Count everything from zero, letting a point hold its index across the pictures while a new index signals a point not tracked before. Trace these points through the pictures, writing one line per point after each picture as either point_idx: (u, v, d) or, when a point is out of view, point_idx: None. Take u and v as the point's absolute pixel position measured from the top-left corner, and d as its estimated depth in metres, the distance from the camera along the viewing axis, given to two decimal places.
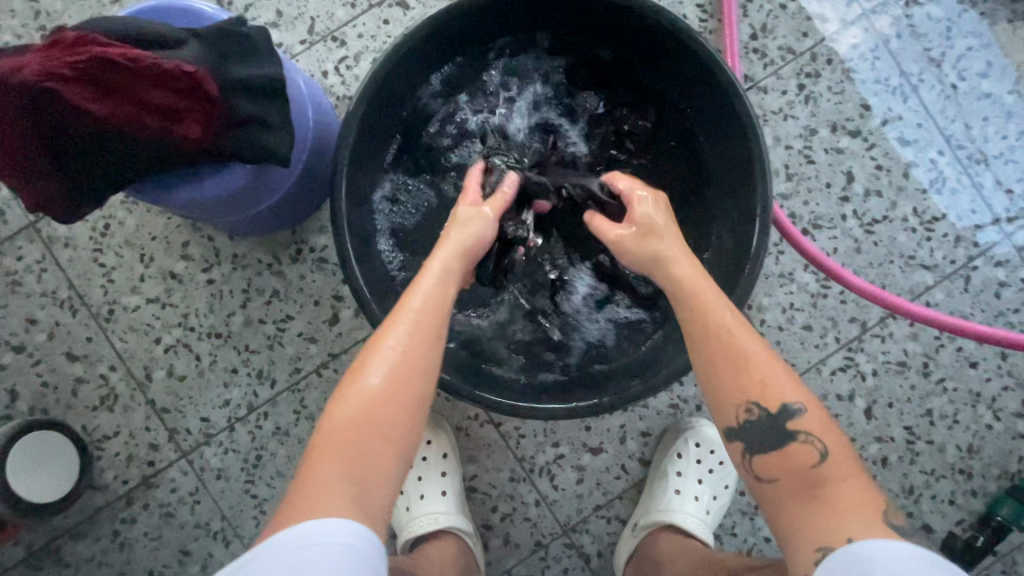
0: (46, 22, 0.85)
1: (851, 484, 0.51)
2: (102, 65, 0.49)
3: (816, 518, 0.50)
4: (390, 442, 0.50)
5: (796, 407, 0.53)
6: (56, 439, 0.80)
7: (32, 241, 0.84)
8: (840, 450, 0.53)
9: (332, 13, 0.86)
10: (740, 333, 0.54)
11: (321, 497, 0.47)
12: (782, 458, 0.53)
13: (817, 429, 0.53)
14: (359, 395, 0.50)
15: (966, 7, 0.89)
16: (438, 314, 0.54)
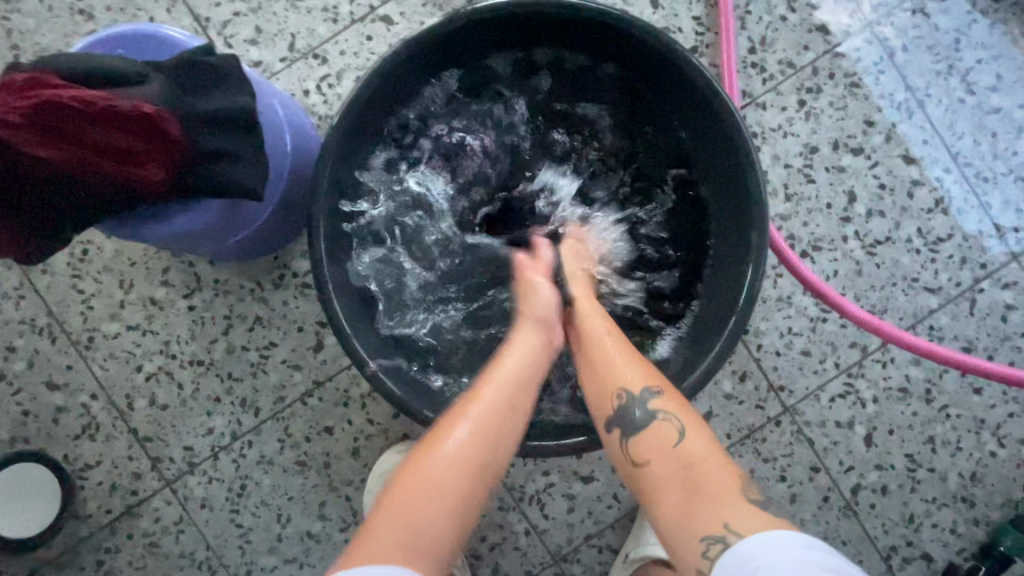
0: (18, 41, 0.82)
1: (720, 466, 0.53)
2: (54, 108, 0.47)
3: (677, 500, 0.52)
4: (463, 491, 0.51)
5: (651, 392, 0.57)
6: (24, 475, 0.79)
7: (9, 267, 0.82)
8: (703, 435, 0.55)
9: (313, 29, 0.82)
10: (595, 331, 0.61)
11: (384, 532, 0.49)
12: (648, 443, 0.55)
13: (678, 413, 0.56)
14: (447, 452, 0.52)
15: (976, 17, 0.85)
16: (520, 387, 0.56)
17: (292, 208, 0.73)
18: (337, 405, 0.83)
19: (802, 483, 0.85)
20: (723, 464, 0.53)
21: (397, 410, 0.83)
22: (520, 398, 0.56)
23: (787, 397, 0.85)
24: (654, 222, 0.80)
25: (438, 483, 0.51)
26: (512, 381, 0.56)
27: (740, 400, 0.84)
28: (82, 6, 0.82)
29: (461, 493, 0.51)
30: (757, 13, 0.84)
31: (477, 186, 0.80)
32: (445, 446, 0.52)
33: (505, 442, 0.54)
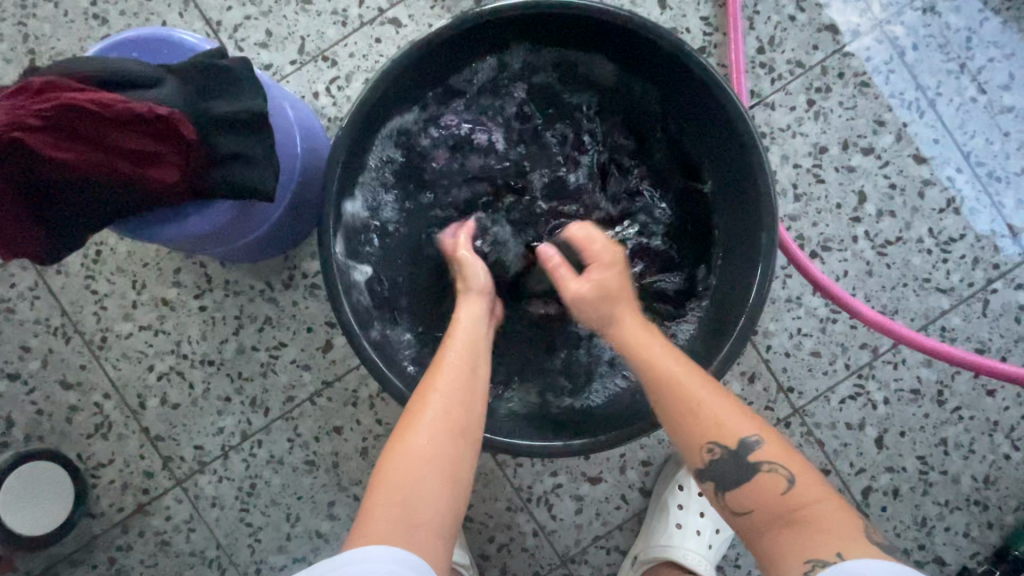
0: (34, 46, 0.83)
1: (831, 510, 0.51)
2: (71, 111, 0.48)
3: (784, 546, 0.50)
4: (439, 471, 0.52)
5: (751, 440, 0.54)
6: (33, 475, 0.79)
7: (25, 268, 0.83)
8: (809, 476, 0.53)
9: (322, 32, 0.83)
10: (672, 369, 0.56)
11: (374, 525, 0.49)
12: (753, 490, 0.53)
13: (780, 457, 0.53)
14: (420, 435, 0.53)
15: (988, 15, 0.85)
16: (473, 357, 0.59)
17: (301, 210, 0.74)
18: (346, 405, 0.84)
19: None
20: (836, 510, 0.51)
21: (405, 411, 0.84)
22: (472, 352, 0.59)
23: (797, 398, 0.84)
24: (663, 223, 0.79)
25: (417, 450, 0.52)
26: (465, 351, 0.59)
27: (749, 401, 0.84)
28: (97, 10, 0.83)
29: (443, 458, 0.53)
30: (765, 13, 0.84)
31: (485, 188, 0.80)
32: (420, 415, 0.54)
33: (473, 398, 0.56)
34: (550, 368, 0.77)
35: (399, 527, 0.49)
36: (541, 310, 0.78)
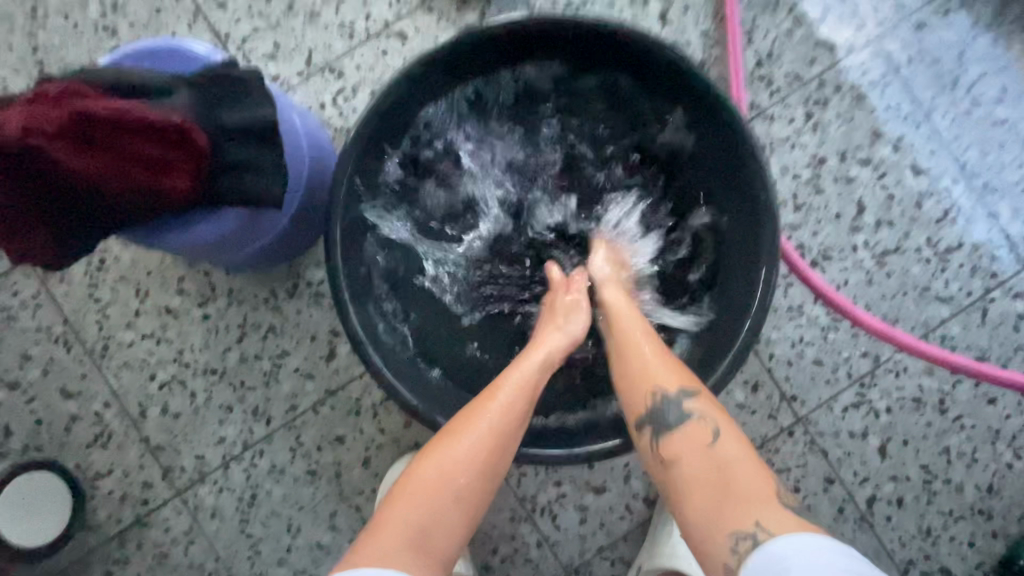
0: (44, 58, 0.84)
1: (752, 465, 0.53)
2: (88, 120, 0.48)
3: (711, 495, 0.51)
4: (468, 492, 0.53)
5: (685, 390, 0.58)
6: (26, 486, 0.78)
7: (27, 276, 0.83)
8: (736, 437, 0.55)
9: (329, 44, 0.85)
10: (631, 332, 0.63)
11: (389, 535, 0.50)
12: (680, 439, 0.56)
13: (720, 422, 0.56)
14: (456, 448, 0.54)
15: (979, 31, 0.87)
16: (531, 389, 0.59)
17: (308, 219, 0.75)
18: (349, 414, 0.83)
19: (817, 494, 0.84)
20: (756, 471, 0.53)
21: (408, 419, 0.83)
22: (536, 387, 0.59)
23: (800, 407, 0.84)
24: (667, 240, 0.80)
25: (448, 470, 0.53)
26: (525, 384, 0.59)
27: (752, 409, 0.84)
28: (106, 23, 0.85)
29: (471, 492, 0.53)
30: (764, 28, 0.86)
31: (489, 198, 0.81)
32: (464, 440, 0.54)
33: (520, 428, 0.57)
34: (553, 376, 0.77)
35: (411, 549, 0.50)
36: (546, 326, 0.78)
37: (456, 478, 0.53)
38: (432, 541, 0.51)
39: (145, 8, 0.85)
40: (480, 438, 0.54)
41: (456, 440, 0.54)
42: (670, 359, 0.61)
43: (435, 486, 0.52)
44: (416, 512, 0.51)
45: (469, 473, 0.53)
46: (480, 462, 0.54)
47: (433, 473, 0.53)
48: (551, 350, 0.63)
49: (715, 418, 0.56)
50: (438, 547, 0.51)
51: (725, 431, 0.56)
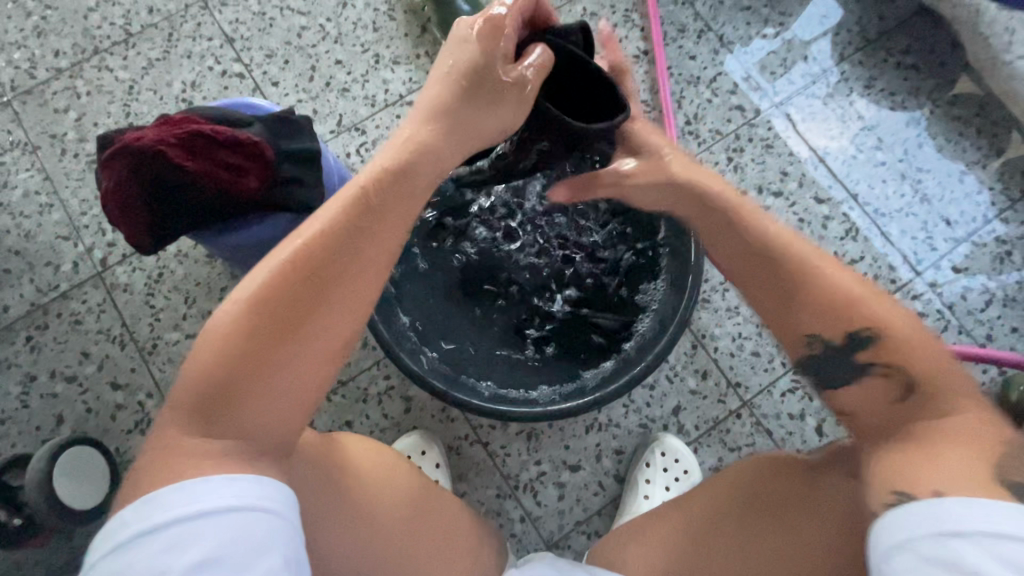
0: (134, 121, 1.09)
1: (962, 417, 0.49)
2: (198, 136, 0.70)
3: (905, 455, 0.48)
4: (264, 370, 0.48)
5: (866, 336, 0.53)
6: (72, 455, 0.87)
7: (97, 287, 1.01)
8: (937, 385, 0.50)
9: (356, 110, 1.10)
10: (808, 258, 0.55)
11: (183, 449, 0.46)
12: (862, 392, 0.54)
13: (903, 361, 0.52)
14: (230, 335, 0.48)
15: (855, 99, 1.14)
16: (314, 252, 0.52)
17: None
18: (358, 401, 0.97)
19: None
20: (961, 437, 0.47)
21: (409, 405, 0.97)
22: (325, 247, 0.53)
23: (744, 392, 0.98)
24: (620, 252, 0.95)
25: (229, 362, 0.47)
26: (306, 250, 0.52)
27: (703, 395, 0.98)
28: (186, 96, 1.10)
29: (265, 373, 0.48)
30: (689, 97, 1.13)
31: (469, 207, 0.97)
32: (223, 338, 0.48)
33: (316, 294, 0.51)
34: (533, 357, 0.92)
35: (211, 448, 0.46)
36: (517, 316, 0.94)
37: (236, 376, 0.47)
38: (241, 433, 0.47)
39: (216, 86, 1.11)
40: (240, 329, 0.48)
41: (232, 323, 0.48)
42: (845, 271, 0.55)
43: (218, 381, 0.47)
44: (208, 429, 0.47)
45: (246, 374, 0.47)
46: (262, 357, 0.48)
47: (203, 378, 0.47)
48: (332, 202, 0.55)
49: (899, 361, 0.52)
50: (253, 434, 0.48)
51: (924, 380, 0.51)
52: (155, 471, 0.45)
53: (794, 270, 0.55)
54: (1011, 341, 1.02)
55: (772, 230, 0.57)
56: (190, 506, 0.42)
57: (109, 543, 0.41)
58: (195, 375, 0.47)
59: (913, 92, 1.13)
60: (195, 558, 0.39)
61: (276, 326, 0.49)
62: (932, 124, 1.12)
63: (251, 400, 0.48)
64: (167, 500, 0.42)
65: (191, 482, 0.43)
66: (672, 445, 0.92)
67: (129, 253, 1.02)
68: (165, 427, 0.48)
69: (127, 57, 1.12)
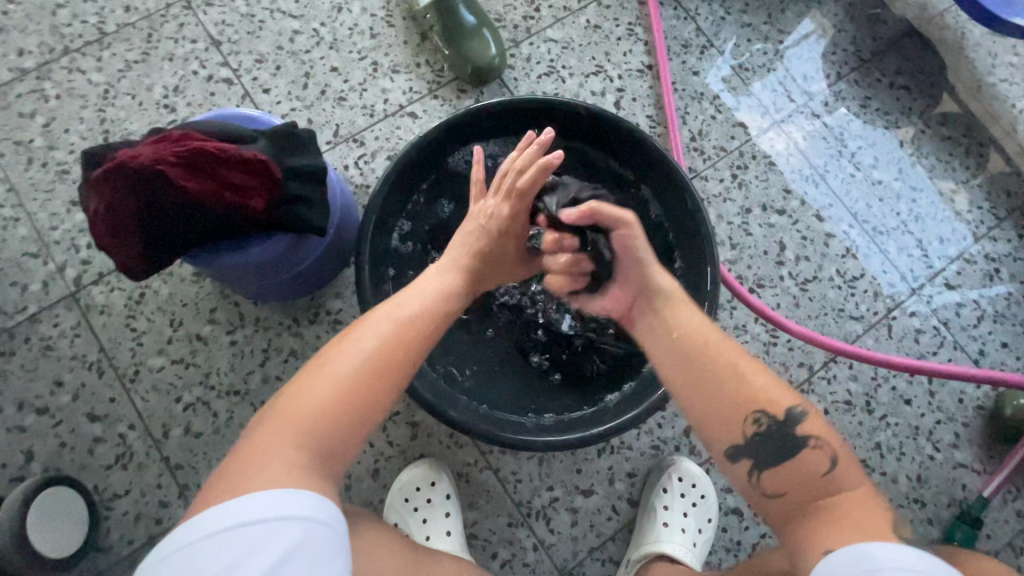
0: (110, 128, 1.01)
1: (865, 489, 0.56)
2: (200, 154, 0.65)
3: (827, 521, 0.53)
4: (359, 411, 0.55)
5: (797, 412, 0.58)
6: (50, 498, 0.80)
7: (70, 308, 0.93)
8: (849, 460, 0.57)
9: (354, 121, 1.05)
10: (725, 347, 0.59)
11: (264, 463, 0.49)
12: (791, 467, 0.57)
13: (825, 436, 0.57)
14: (335, 372, 0.55)
15: (852, 118, 1.16)
16: (411, 316, 0.62)
17: (335, 256, 0.87)
18: None
19: None
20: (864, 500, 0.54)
21: (415, 431, 0.93)
22: (420, 313, 0.63)
23: None
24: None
25: (331, 393, 0.54)
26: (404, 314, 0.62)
27: None
28: (168, 102, 1.03)
29: (358, 411, 0.55)
30: (693, 113, 1.12)
31: None
32: (320, 386, 0.54)
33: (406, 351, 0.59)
34: (546, 384, 0.90)
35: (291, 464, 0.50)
36: (523, 335, 0.92)
37: (327, 420, 0.53)
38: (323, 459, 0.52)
39: (201, 91, 1.04)
40: (342, 381, 0.55)
41: (339, 362, 0.56)
42: (758, 365, 0.59)
43: (318, 410, 0.53)
44: (292, 448, 0.51)
45: (339, 421, 0.54)
46: (353, 405, 0.55)
47: (309, 406, 0.53)
48: (432, 281, 0.68)
49: (824, 437, 0.57)
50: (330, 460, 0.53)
51: (841, 458, 0.57)
52: (227, 484, 0.48)
53: (719, 354, 0.59)
54: (1001, 356, 1.05)
55: (687, 316, 0.63)
56: (277, 511, 0.46)
57: (197, 534, 0.45)
58: (293, 413, 0.53)
59: (905, 112, 1.16)
60: (275, 557, 0.44)
61: (375, 372, 0.57)
62: (924, 144, 1.15)
63: (340, 432, 0.54)
64: (255, 506, 0.46)
65: (274, 492, 0.47)
66: (688, 469, 0.92)
67: (105, 272, 0.94)
68: (249, 445, 0.52)
69: (101, 59, 1.03)
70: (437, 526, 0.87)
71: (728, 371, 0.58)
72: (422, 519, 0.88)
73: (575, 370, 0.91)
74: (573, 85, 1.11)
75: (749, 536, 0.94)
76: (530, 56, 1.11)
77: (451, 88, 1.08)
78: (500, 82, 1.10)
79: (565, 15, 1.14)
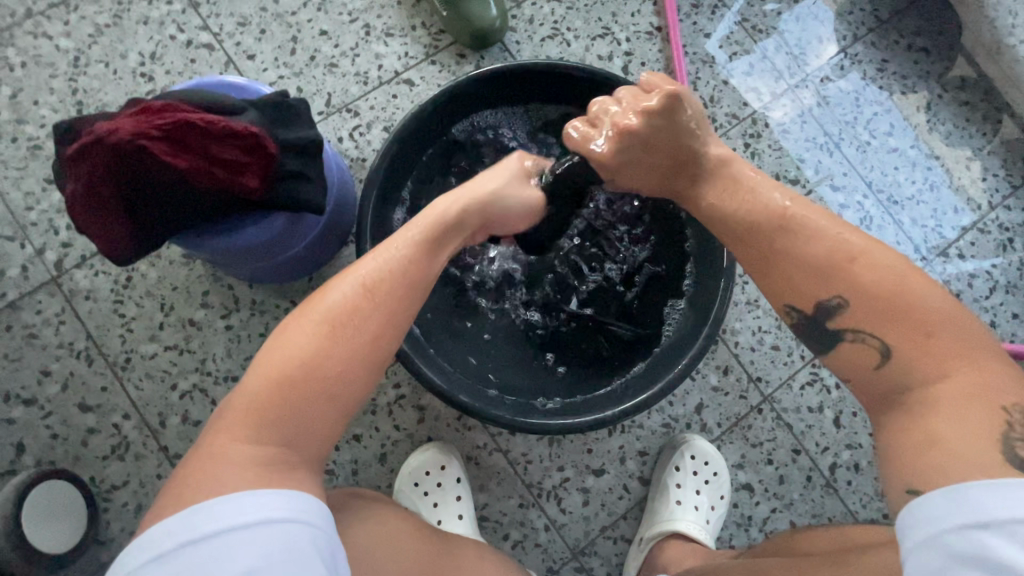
0: (83, 98, 0.94)
1: (965, 379, 0.45)
2: (186, 127, 0.59)
3: (908, 435, 0.46)
4: (323, 382, 0.49)
5: (835, 304, 0.51)
6: (41, 496, 0.77)
7: (53, 295, 0.88)
8: (932, 347, 0.47)
9: (346, 89, 0.98)
10: (747, 225, 0.57)
11: (226, 450, 0.46)
12: (847, 358, 0.51)
13: (873, 325, 0.49)
14: (292, 335, 0.50)
15: (868, 82, 1.11)
16: (382, 274, 0.54)
17: (334, 235, 0.83)
18: (366, 413, 0.89)
19: (787, 464, 0.95)
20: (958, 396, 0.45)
21: (422, 415, 0.90)
22: (394, 273, 0.55)
23: (765, 386, 0.96)
24: (641, 256, 0.90)
25: (288, 359, 0.49)
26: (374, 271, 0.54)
27: (726, 391, 0.95)
28: (144, 70, 0.96)
29: (321, 381, 0.49)
30: (705, 79, 1.07)
31: None
32: (271, 358, 0.49)
33: (377, 315, 0.52)
34: (554, 367, 0.87)
35: (249, 447, 0.46)
36: (530, 319, 0.89)
37: (294, 398, 0.48)
38: (291, 437, 0.48)
39: (180, 58, 0.96)
40: (294, 353, 0.49)
41: (299, 327, 0.50)
42: (808, 235, 0.53)
43: (272, 381, 0.48)
44: (252, 433, 0.47)
45: (307, 403, 0.48)
46: (312, 379, 0.49)
47: (265, 379, 0.48)
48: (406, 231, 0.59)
49: (868, 327, 0.49)
50: (298, 438, 0.48)
51: (906, 347, 0.47)
52: (183, 488, 0.45)
53: (752, 234, 0.56)
54: (1012, 327, 1.05)
55: (715, 202, 0.61)
56: (234, 520, 0.42)
57: (148, 556, 0.42)
58: (245, 394, 0.48)
59: (923, 75, 1.12)
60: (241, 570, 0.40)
61: (339, 336, 0.50)
62: (941, 110, 1.11)
63: (302, 404, 0.48)
64: (215, 514, 0.42)
65: (233, 498, 0.43)
66: (700, 447, 0.91)
67: (88, 255, 0.89)
68: (211, 430, 0.48)
69: (69, 22, 0.95)
70: (448, 511, 0.86)
71: (764, 266, 0.55)
72: (432, 503, 0.86)
73: (584, 353, 0.88)
74: (579, 49, 1.05)
75: (760, 512, 0.94)
76: (533, 17, 1.05)
77: (449, 53, 1.02)
78: (501, 46, 1.03)
79: None
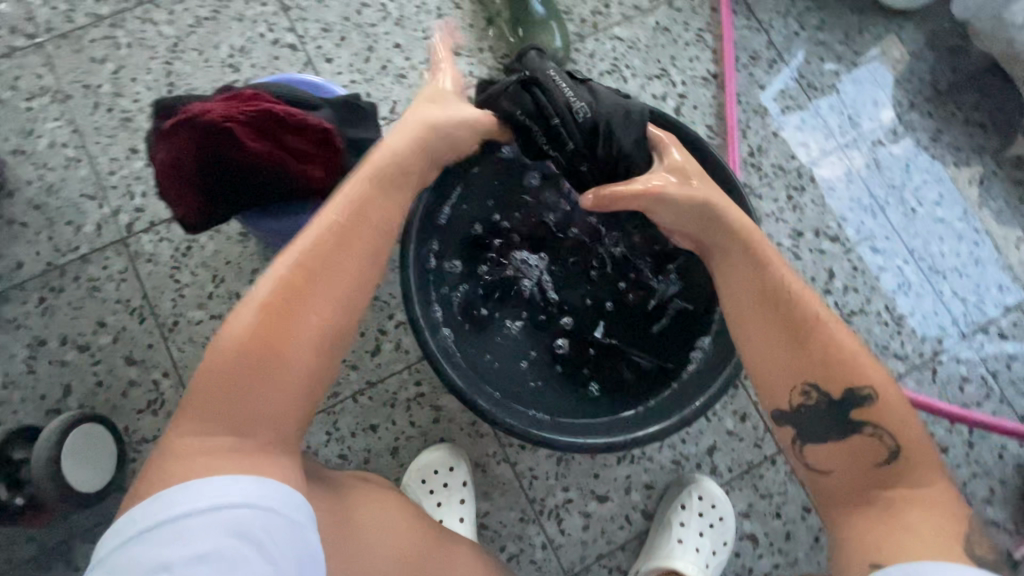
0: (175, 81, 1.03)
1: (938, 493, 0.53)
2: (268, 116, 0.65)
3: (886, 524, 0.51)
4: (270, 367, 0.52)
5: (858, 395, 0.56)
6: (78, 435, 0.82)
7: (119, 253, 0.95)
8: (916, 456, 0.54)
9: (411, 99, 1.05)
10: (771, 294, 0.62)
11: (187, 443, 0.50)
12: (836, 451, 0.57)
13: (890, 424, 0.55)
14: (243, 327, 0.53)
15: (920, 150, 1.11)
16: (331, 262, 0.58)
17: None
18: (385, 405, 0.92)
19: (795, 521, 0.93)
20: (937, 508, 0.52)
21: (437, 415, 0.93)
22: (342, 263, 0.58)
23: None
24: (671, 290, 0.92)
25: (239, 350, 0.52)
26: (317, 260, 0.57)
27: (740, 437, 0.95)
28: (232, 62, 1.04)
29: (275, 370, 0.53)
30: (755, 128, 1.09)
31: (517, 229, 0.93)
32: (231, 349, 0.52)
33: (322, 304, 0.56)
34: (591, 390, 0.88)
35: (214, 441, 0.50)
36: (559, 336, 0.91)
37: (246, 385, 0.51)
38: (240, 425, 0.51)
39: (265, 54, 1.05)
40: (248, 343, 0.52)
41: (251, 321, 0.53)
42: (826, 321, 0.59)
43: (229, 373, 0.51)
44: (212, 427, 0.51)
45: (259, 387, 0.52)
46: (264, 367, 0.52)
47: (221, 372, 0.51)
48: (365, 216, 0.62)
49: (887, 424, 0.54)
50: (251, 422, 0.52)
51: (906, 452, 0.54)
52: (162, 469, 0.49)
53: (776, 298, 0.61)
54: None
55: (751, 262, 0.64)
56: (194, 505, 0.46)
57: (123, 538, 0.46)
58: (204, 386, 0.52)
59: (978, 150, 1.11)
60: (199, 552, 0.44)
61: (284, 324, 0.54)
62: (993, 185, 1.10)
63: (257, 393, 0.52)
64: (187, 500, 0.47)
65: (199, 485, 0.47)
66: (709, 488, 0.90)
67: (156, 222, 0.96)
68: (177, 422, 0.52)
69: (173, 13, 1.05)
70: (450, 512, 0.87)
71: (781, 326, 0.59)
72: (436, 503, 0.88)
73: (606, 377, 0.89)
74: (635, 87, 1.09)
75: (761, 565, 0.92)
76: (595, 52, 1.10)
77: None
78: None
79: (635, 14, 1.11)
